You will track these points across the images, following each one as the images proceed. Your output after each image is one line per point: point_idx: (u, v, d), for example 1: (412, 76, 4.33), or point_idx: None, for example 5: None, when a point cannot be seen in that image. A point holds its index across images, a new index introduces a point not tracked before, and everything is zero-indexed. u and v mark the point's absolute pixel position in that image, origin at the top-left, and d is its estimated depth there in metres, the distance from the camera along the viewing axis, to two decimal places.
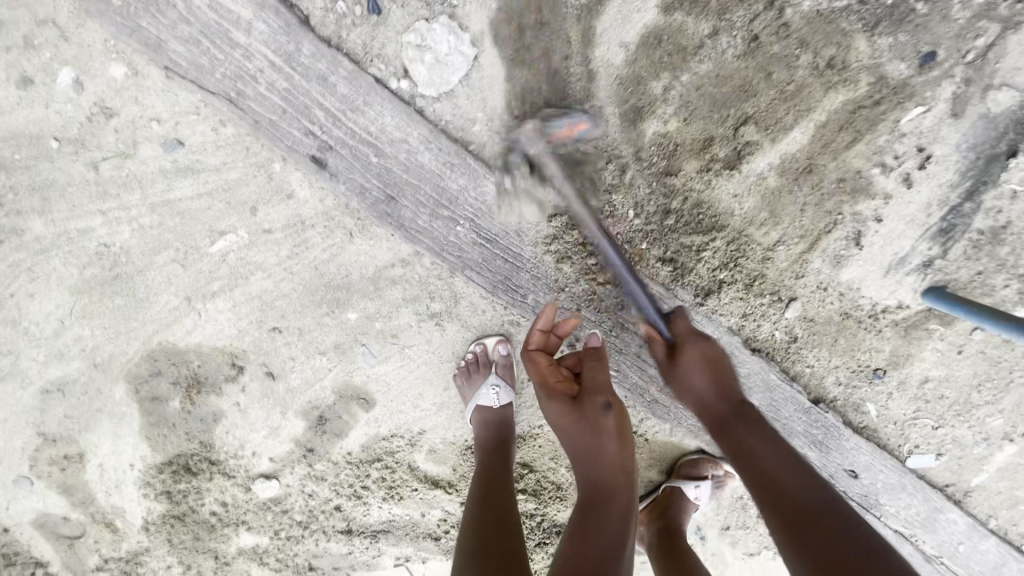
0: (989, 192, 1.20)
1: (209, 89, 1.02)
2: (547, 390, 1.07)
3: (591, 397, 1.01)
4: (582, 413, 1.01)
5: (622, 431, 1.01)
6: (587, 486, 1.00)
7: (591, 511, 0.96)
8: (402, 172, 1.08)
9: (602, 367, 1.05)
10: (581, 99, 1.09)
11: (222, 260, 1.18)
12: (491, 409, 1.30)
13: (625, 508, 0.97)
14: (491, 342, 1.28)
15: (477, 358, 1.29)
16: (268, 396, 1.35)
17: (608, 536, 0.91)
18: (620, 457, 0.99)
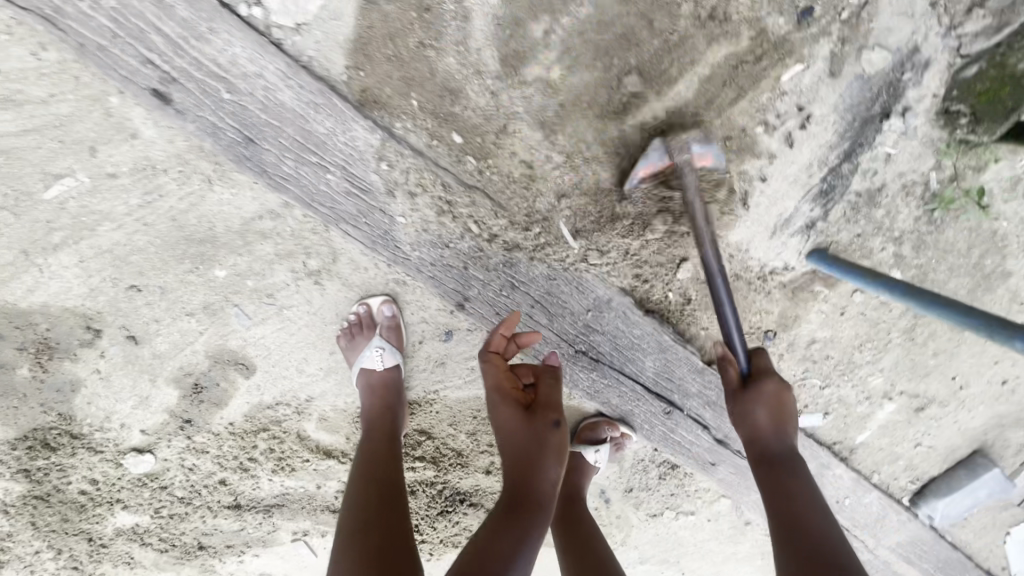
0: (866, 154, 1.23)
1: (20, 5, 0.88)
2: (500, 395, 1.10)
3: (544, 411, 1.07)
4: (533, 425, 1.06)
5: (561, 457, 1.05)
6: (508, 491, 1.02)
7: (507, 515, 0.98)
8: (259, 111, 0.99)
9: (557, 388, 1.11)
10: (457, 41, 1.03)
11: (60, 208, 1.05)
12: (375, 372, 1.25)
13: (538, 524, 0.99)
14: (376, 302, 1.22)
15: (361, 319, 1.23)
16: (132, 363, 1.24)
17: (517, 540, 0.94)
18: (553, 479, 1.03)
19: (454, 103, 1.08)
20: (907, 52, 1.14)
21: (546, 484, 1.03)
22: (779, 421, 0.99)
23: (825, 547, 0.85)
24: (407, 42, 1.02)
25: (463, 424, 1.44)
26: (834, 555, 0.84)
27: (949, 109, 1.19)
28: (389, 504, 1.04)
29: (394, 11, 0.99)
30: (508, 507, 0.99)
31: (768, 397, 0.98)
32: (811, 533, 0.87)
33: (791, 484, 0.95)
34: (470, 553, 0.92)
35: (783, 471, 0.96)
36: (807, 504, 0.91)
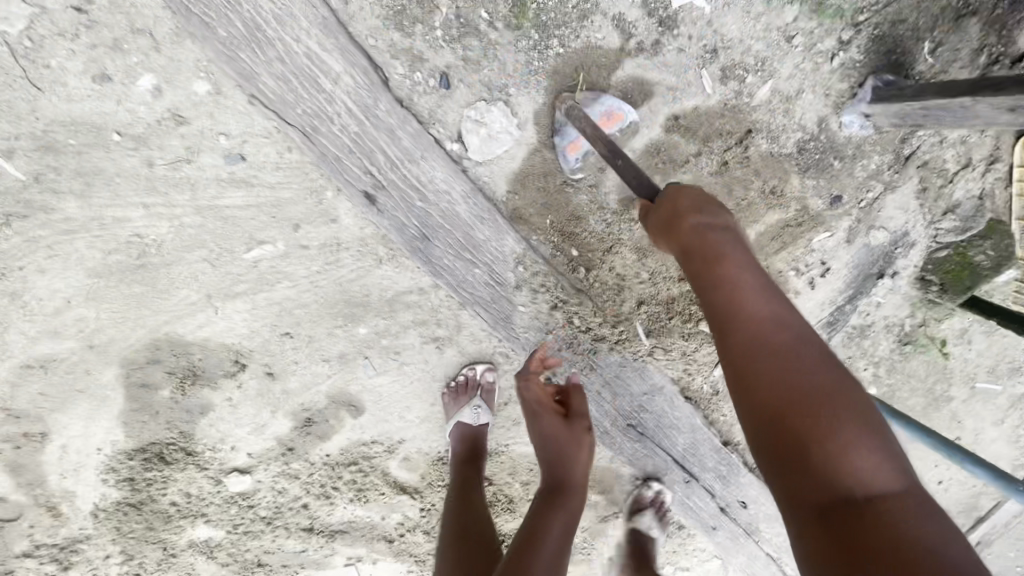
0: (863, 299, 1.63)
1: (286, 120, 1.12)
2: (540, 406, 1.29)
3: (578, 419, 1.28)
4: (573, 426, 1.26)
5: (591, 456, 1.25)
6: (551, 484, 1.20)
7: (553, 500, 1.16)
8: (439, 217, 1.26)
9: (585, 398, 1.32)
10: (591, 184, 1.35)
11: (254, 266, 1.27)
12: (469, 426, 1.46)
13: (579, 507, 1.16)
14: (481, 368, 1.47)
15: (467, 381, 1.47)
16: (262, 394, 1.43)
17: (568, 514, 1.13)
18: (585, 468, 1.22)
19: (578, 227, 1.38)
20: (900, 234, 1.55)
21: (578, 472, 1.21)
22: (753, 326, 0.85)
23: (839, 405, 0.75)
24: (555, 180, 1.32)
25: (521, 475, 1.68)
26: (847, 436, 0.72)
27: (924, 277, 1.60)
28: (473, 521, 1.27)
29: (549, 157, 1.29)
30: (551, 491, 1.19)
31: (693, 204, 0.96)
32: (806, 363, 0.79)
33: (736, 279, 0.90)
34: (533, 525, 1.11)
35: (748, 320, 0.85)
36: (780, 339, 0.83)
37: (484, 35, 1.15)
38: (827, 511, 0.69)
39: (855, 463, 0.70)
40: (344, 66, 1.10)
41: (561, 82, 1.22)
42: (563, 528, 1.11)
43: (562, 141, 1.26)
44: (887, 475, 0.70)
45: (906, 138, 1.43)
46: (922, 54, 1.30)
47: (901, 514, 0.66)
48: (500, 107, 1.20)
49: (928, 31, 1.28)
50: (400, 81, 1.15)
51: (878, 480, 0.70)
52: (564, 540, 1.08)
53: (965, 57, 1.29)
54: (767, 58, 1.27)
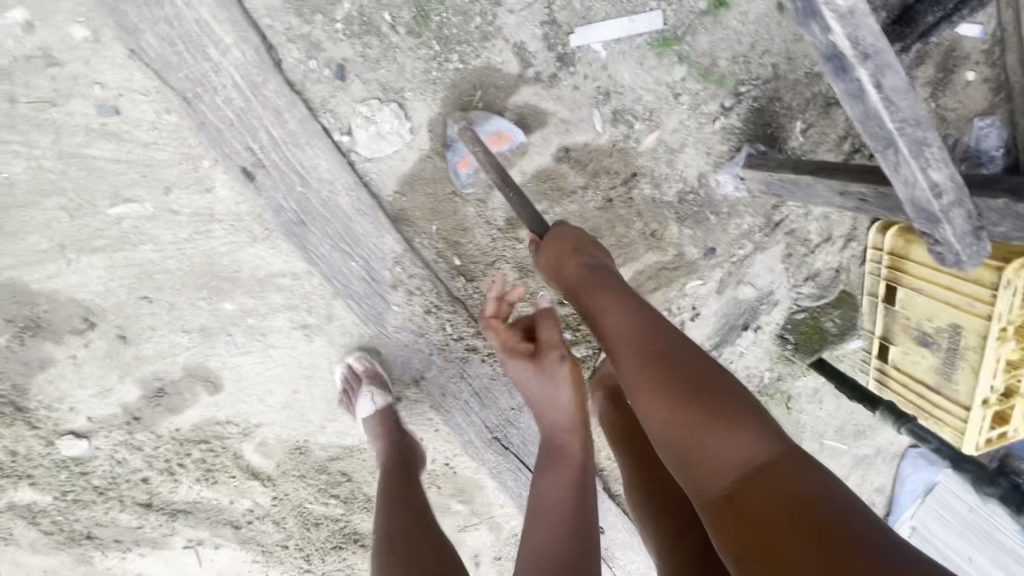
0: (727, 347, 1.74)
1: (167, 82, 1.11)
2: (506, 353, 1.17)
3: (547, 353, 1.13)
4: (543, 367, 1.13)
5: (574, 386, 1.14)
6: (547, 445, 1.14)
7: (551, 464, 1.12)
8: (319, 206, 1.27)
9: (554, 326, 1.16)
10: (480, 197, 1.38)
11: (116, 223, 1.23)
12: (376, 417, 1.40)
13: (580, 447, 1.14)
14: (354, 359, 1.44)
15: (349, 378, 1.43)
16: (111, 357, 1.37)
17: (566, 478, 1.09)
18: (573, 402, 1.14)
19: (463, 237, 1.42)
20: (766, 292, 1.67)
21: (566, 415, 1.14)
22: (625, 335, 0.93)
23: (722, 400, 0.81)
24: (444, 187, 1.35)
25: (382, 474, 1.67)
26: (732, 424, 0.79)
27: (783, 335, 1.74)
28: (416, 502, 1.12)
29: (440, 165, 1.32)
30: (548, 455, 1.13)
31: (564, 243, 1.05)
32: (690, 367, 0.85)
33: (608, 304, 0.96)
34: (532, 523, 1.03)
35: (621, 338, 0.93)
36: (653, 346, 0.89)
37: (385, 37, 1.18)
38: (727, 495, 0.76)
39: (742, 443, 0.78)
40: (234, 39, 1.11)
41: (458, 95, 1.26)
42: (568, 485, 1.08)
43: (452, 155, 1.30)
44: (760, 446, 0.77)
45: (776, 205, 1.55)
46: (795, 132, 1.41)
47: (789, 477, 0.73)
48: (391, 108, 1.23)
49: (801, 112, 1.40)
50: (294, 65, 1.16)
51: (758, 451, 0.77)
52: (575, 496, 1.06)
53: (830, 141, 1.43)
54: (655, 109, 1.35)
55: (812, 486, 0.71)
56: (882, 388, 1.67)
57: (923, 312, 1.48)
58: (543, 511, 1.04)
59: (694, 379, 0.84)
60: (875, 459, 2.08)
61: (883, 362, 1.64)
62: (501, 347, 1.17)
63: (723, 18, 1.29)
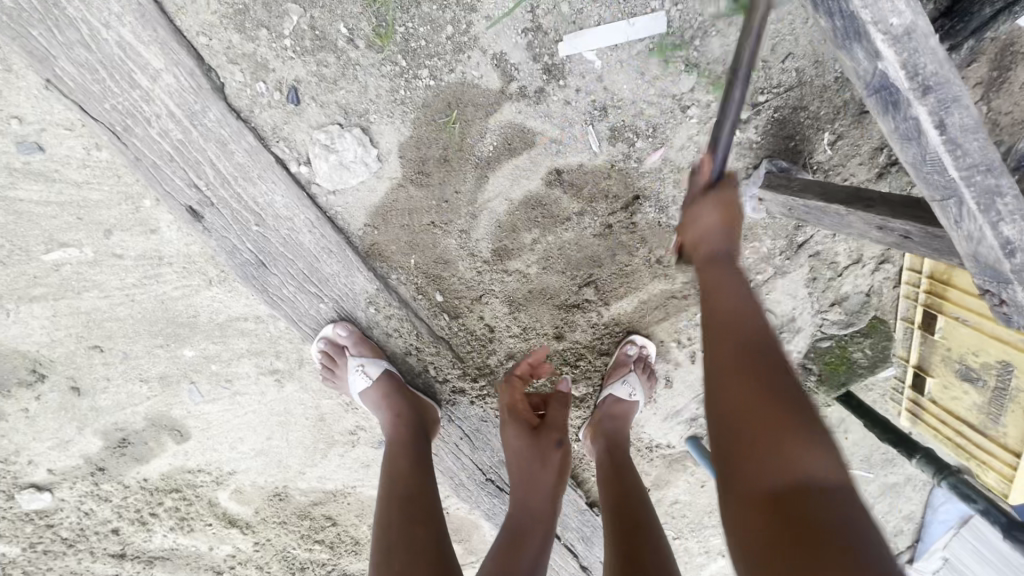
0: None
1: (91, 115, 0.96)
2: (511, 416, 1.26)
3: (548, 432, 1.23)
4: (539, 441, 1.22)
5: (561, 472, 1.21)
6: (514, 519, 1.13)
7: (514, 542, 1.07)
8: (278, 245, 1.12)
9: (564, 409, 1.27)
10: (462, 227, 1.23)
11: (54, 269, 1.11)
12: (371, 387, 1.24)
13: (540, 539, 1.10)
14: (327, 332, 1.22)
15: (326, 359, 1.23)
16: (66, 410, 1.27)
17: (531, 552, 1.05)
18: (551, 488, 1.19)
19: (444, 272, 1.26)
20: (787, 319, 1.50)
21: (544, 501, 1.17)
22: (743, 302, 0.84)
23: (795, 410, 0.69)
24: (420, 218, 1.20)
25: (368, 518, 1.56)
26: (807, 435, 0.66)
27: (805, 364, 1.57)
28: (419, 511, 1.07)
29: (414, 193, 1.17)
30: (510, 535, 1.09)
31: (709, 212, 0.90)
32: (768, 374, 0.74)
33: (721, 283, 0.87)
34: (497, 564, 1.00)
35: (738, 298, 0.84)
36: (742, 304, 0.84)
37: (342, 53, 1.03)
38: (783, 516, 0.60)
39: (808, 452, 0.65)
40: (165, 64, 0.96)
41: (431, 116, 1.10)
42: (531, 561, 1.03)
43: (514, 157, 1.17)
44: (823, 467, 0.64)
45: (799, 225, 1.38)
46: (822, 144, 1.23)
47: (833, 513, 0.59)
48: (354, 133, 1.08)
49: (829, 122, 1.21)
50: (239, 90, 1.02)
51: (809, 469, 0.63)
52: (533, 572, 1.00)
53: (864, 154, 1.24)
54: (659, 124, 1.17)
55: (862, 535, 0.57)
56: (916, 421, 1.49)
57: (967, 344, 1.28)
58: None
59: (755, 340, 0.78)
60: (907, 488, 1.90)
61: (918, 394, 1.46)
62: (511, 409, 1.26)
63: None
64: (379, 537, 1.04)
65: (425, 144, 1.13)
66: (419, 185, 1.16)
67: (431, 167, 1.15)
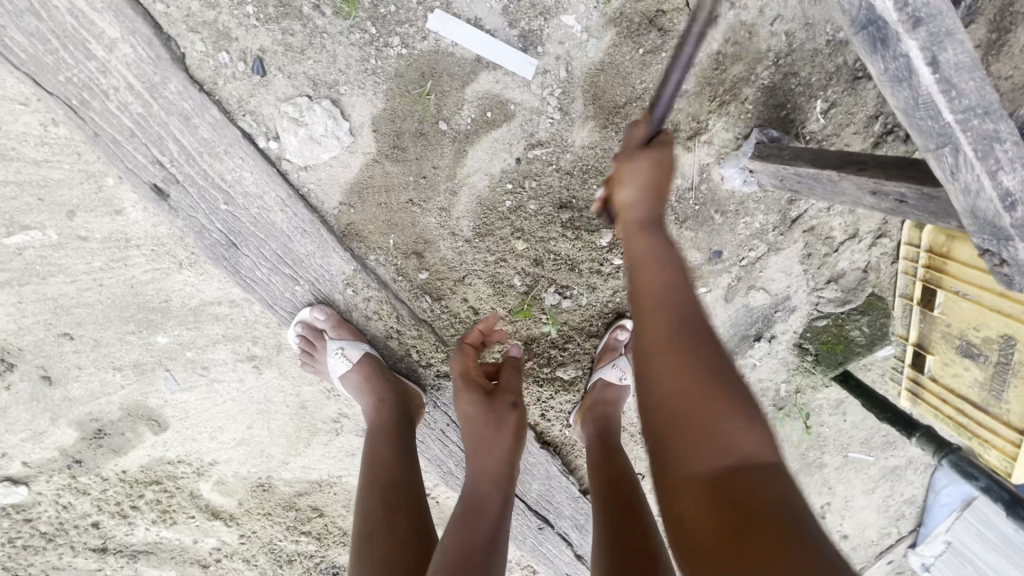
0: (738, 360, 1.54)
1: (45, 88, 0.92)
2: (464, 383, 1.19)
3: (502, 396, 1.18)
4: (493, 406, 1.17)
5: (517, 436, 1.16)
6: (473, 484, 1.08)
7: (476, 507, 1.02)
8: (249, 224, 1.08)
9: (516, 374, 1.22)
10: (441, 204, 1.18)
11: (17, 253, 1.07)
12: (351, 371, 1.20)
13: (500, 502, 1.05)
14: (306, 313, 1.18)
15: (305, 341, 1.18)
16: (38, 400, 1.23)
17: (493, 516, 1.01)
18: (509, 450, 1.14)
19: (425, 251, 1.22)
20: (781, 297, 1.46)
21: (501, 464, 1.11)
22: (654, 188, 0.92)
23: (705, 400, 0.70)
24: (397, 194, 1.15)
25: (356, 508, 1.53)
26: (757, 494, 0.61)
27: (801, 344, 1.53)
28: (398, 498, 1.05)
29: (389, 169, 1.13)
30: (471, 500, 1.04)
31: (641, 171, 0.91)
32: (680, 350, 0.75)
33: (651, 250, 0.89)
34: (460, 532, 0.95)
35: (627, 197, 0.93)
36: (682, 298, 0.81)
37: (308, 20, 0.98)
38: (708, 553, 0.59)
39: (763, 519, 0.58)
40: (121, 33, 0.91)
41: (404, 87, 1.06)
42: (492, 527, 0.99)
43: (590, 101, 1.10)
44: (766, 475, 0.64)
45: (792, 199, 1.33)
46: (814, 113, 1.18)
47: (766, 505, 0.60)
48: (324, 105, 1.03)
49: (820, 89, 1.17)
50: (201, 61, 0.97)
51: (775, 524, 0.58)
52: (495, 538, 0.96)
53: (858, 123, 1.20)
54: (645, 91, 1.14)
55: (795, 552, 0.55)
56: (916, 400, 1.45)
57: (968, 320, 1.24)
58: (461, 552, 0.90)
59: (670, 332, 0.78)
60: (906, 471, 1.85)
61: (918, 373, 1.43)
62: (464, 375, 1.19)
63: None
64: (361, 530, 1.02)
65: (400, 117, 1.08)
66: (393, 160, 1.12)
67: (406, 142, 1.11)
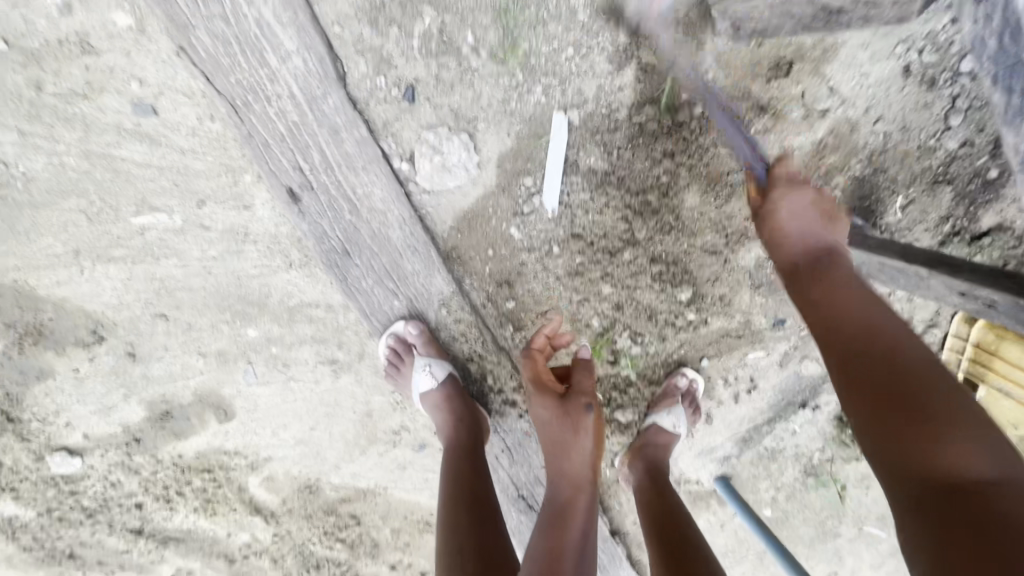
0: (780, 425, 1.51)
1: (216, 87, 0.99)
2: (537, 388, 1.17)
3: (577, 398, 1.14)
4: (566, 408, 1.14)
5: (595, 439, 1.14)
6: (554, 496, 1.08)
7: (558, 518, 1.03)
8: (367, 236, 1.12)
9: (589, 374, 1.18)
10: (542, 238, 1.22)
11: (140, 233, 1.11)
12: (435, 389, 1.23)
13: (582, 510, 1.06)
14: (400, 326, 1.21)
15: (395, 353, 1.23)
16: (117, 375, 1.24)
17: (577, 524, 1.02)
18: (589, 454, 1.13)
19: (517, 282, 1.25)
20: None
21: (581, 469, 1.11)
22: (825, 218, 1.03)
23: (929, 385, 0.72)
24: (501, 225, 1.20)
25: (393, 521, 1.50)
26: (946, 401, 0.70)
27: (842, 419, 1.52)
28: (486, 512, 1.06)
29: (502, 200, 1.18)
30: (552, 512, 1.05)
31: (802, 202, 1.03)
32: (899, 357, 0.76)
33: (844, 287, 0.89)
34: (546, 546, 0.95)
35: (792, 244, 1.00)
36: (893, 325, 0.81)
37: (464, 60, 1.07)
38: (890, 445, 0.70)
39: (945, 437, 0.67)
40: (297, 47, 0.99)
41: (534, 130, 1.14)
42: (578, 537, 1.00)
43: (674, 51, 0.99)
44: (992, 458, 0.65)
45: None
46: (894, 207, 1.24)
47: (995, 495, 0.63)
48: (461, 138, 1.11)
49: (905, 186, 1.22)
50: (360, 81, 1.05)
51: (970, 458, 0.65)
52: (583, 550, 0.97)
53: (930, 222, 1.25)
54: None
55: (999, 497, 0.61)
56: None
57: (1009, 416, 1.33)
58: (552, 563, 0.91)
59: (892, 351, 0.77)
60: None
61: None
62: (535, 380, 1.17)
63: (837, 75, 1.14)
64: (448, 542, 1.00)
65: (522, 155, 1.15)
66: (505, 193, 1.18)
67: (523, 179, 1.17)
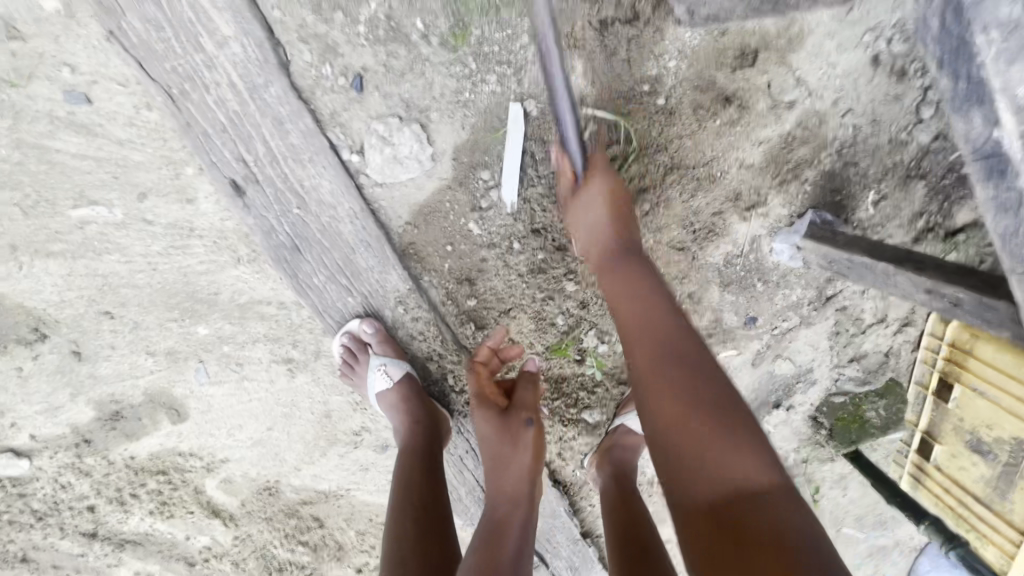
0: None
1: (150, 75, 0.95)
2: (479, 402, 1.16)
3: (518, 412, 1.12)
4: (506, 422, 1.11)
5: (536, 455, 1.11)
6: (493, 511, 1.05)
7: (496, 534, 0.99)
8: (317, 230, 1.08)
9: (532, 389, 1.16)
10: (502, 233, 1.18)
11: (80, 227, 1.07)
12: (391, 389, 1.19)
13: (521, 527, 1.02)
14: (355, 325, 1.17)
15: (349, 352, 1.19)
16: (62, 374, 1.20)
17: (515, 540, 0.98)
18: (529, 468, 1.10)
19: (477, 278, 1.21)
20: (805, 369, 1.45)
21: (520, 484, 1.08)
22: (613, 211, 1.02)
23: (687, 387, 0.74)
24: (458, 220, 1.16)
25: (356, 522, 1.47)
26: (727, 407, 0.73)
27: (816, 418, 1.52)
28: (431, 523, 1.01)
29: (458, 194, 1.14)
30: (492, 527, 1.01)
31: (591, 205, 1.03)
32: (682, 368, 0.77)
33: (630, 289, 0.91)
34: (480, 562, 0.91)
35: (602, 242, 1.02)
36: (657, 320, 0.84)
37: (414, 47, 1.03)
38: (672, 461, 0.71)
39: (718, 442, 0.68)
40: (236, 33, 0.96)
41: (489, 121, 1.10)
42: (516, 553, 0.96)
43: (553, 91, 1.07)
44: (750, 463, 0.67)
45: (831, 276, 1.32)
46: (865, 203, 1.20)
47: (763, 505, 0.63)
48: (412, 129, 1.07)
49: (876, 180, 1.19)
50: (304, 70, 1.01)
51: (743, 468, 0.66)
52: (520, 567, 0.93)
53: (903, 218, 1.20)
54: (714, 159, 1.18)
55: (791, 523, 0.61)
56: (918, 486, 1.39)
57: (981, 417, 1.19)
58: None
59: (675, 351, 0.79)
60: None
61: (924, 459, 1.36)
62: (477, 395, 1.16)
63: (802, 65, 1.10)
64: (389, 557, 0.96)
65: (478, 147, 1.12)
66: (461, 186, 1.14)
67: (480, 172, 1.13)
